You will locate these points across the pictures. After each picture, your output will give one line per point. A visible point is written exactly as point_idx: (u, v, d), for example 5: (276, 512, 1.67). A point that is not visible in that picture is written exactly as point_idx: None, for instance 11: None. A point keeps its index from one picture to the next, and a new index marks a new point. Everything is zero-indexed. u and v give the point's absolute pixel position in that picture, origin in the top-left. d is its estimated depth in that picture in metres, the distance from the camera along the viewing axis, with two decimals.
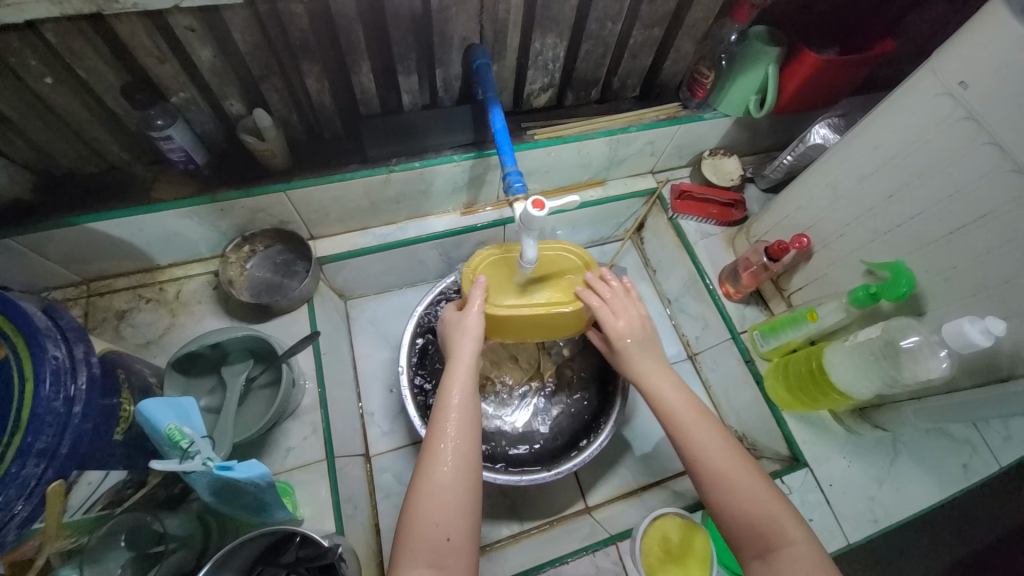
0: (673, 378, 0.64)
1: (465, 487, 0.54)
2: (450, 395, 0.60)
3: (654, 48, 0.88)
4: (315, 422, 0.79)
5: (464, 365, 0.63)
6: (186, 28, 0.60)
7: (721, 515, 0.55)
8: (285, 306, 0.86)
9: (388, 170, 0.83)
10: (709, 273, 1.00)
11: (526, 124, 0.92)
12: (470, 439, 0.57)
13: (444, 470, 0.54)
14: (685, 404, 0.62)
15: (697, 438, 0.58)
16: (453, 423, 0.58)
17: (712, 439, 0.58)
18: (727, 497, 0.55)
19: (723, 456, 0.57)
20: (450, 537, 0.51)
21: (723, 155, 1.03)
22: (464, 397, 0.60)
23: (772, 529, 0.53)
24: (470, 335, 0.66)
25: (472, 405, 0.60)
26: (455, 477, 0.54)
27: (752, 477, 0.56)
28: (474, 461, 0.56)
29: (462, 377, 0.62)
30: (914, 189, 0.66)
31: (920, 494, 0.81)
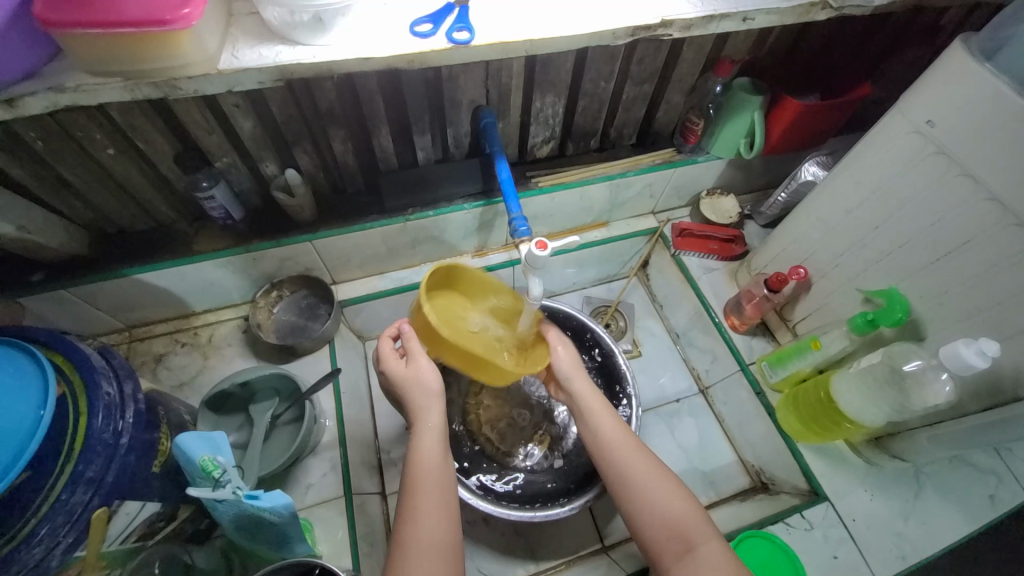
0: (592, 391, 0.73)
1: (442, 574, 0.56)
2: (420, 469, 0.62)
3: (646, 101, 0.96)
4: (334, 459, 0.82)
5: (431, 434, 0.65)
6: (232, 104, 0.70)
7: (638, 521, 0.63)
8: (308, 347, 0.92)
9: (404, 219, 0.91)
10: (714, 306, 1.03)
11: (530, 172, 1.00)
12: (440, 510, 0.60)
13: (424, 558, 0.56)
14: (608, 429, 0.69)
15: (616, 453, 0.67)
16: (426, 502, 0.60)
17: (625, 451, 0.67)
18: (647, 501, 0.63)
19: (638, 467, 0.65)
20: None
21: (720, 194, 1.09)
22: (433, 467, 0.63)
23: (678, 529, 0.60)
24: (430, 403, 0.66)
25: (440, 478, 0.62)
26: (433, 565, 0.56)
27: (661, 486, 0.63)
28: (449, 541, 0.58)
29: (430, 449, 0.64)
30: (899, 219, 0.70)
31: (950, 528, 0.78)
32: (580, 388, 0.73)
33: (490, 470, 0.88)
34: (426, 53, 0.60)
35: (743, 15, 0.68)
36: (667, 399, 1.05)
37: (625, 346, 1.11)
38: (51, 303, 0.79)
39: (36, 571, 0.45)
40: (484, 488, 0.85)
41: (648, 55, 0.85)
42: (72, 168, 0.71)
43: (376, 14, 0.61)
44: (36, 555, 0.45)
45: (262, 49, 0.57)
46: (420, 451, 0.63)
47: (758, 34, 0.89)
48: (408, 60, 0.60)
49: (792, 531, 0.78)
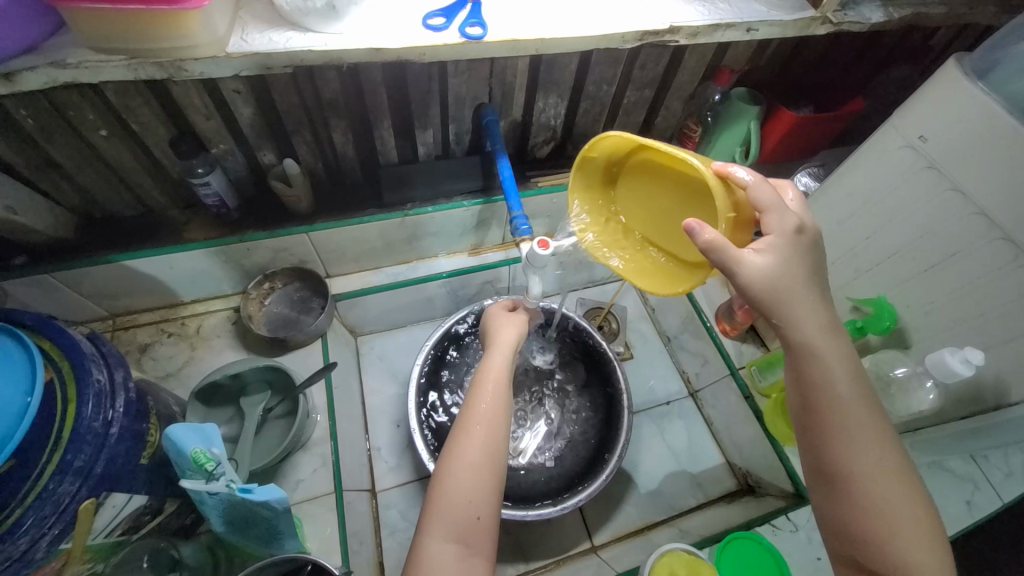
0: (842, 347, 0.49)
1: (485, 473, 0.55)
2: (487, 377, 0.63)
3: (645, 107, 0.98)
4: (325, 455, 0.81)
5: (503, 355, 0.66)
6: (233, 90, 0.69)
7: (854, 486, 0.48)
8: (300, 340, 0.90)
9: (403, 214, 0.90)
10: (706, 311, 1.05)
11: (530, 172, 1.00)
12: (502, 412, 0.60)
13: (476, 446, 0.56)
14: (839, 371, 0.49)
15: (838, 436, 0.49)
16: (492, 404, 0.60)
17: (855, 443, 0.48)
18: (864, 494, 0.48)
19: (864, 457, 0.48)
20: (480, 514, 0.53)
21: None
22: (500, 372, 0.63)
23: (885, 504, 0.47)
24: (507, 333, 0.69)
25: (506, 390, 0.62)
26: (488, 458, 0.56)
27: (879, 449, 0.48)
28: (503, 445, 0.58)
29: (499, 364, 0.64)
30: (890, 231, 0.72)
31: None
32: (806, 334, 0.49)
33: None
34: (437, 48, 0.60)
35: (746, 26, 0.69)
36: (657, 401, 1.07)
37: (617, 348, 1.12)
38: (33, 287, 0.76)
39: (20, 563, 0.44)
40: None
41: (650, 61, 0.86)
42: (60, 148, 0.69)
43: (388, 6, 0.61)
44: (21, 545, 0.44)
45: (272, 34, 0.56)
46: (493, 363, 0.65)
47: (756, 46, 0.91)
48: (419, 53, 0.60)
49: (779, 533, 0.79)
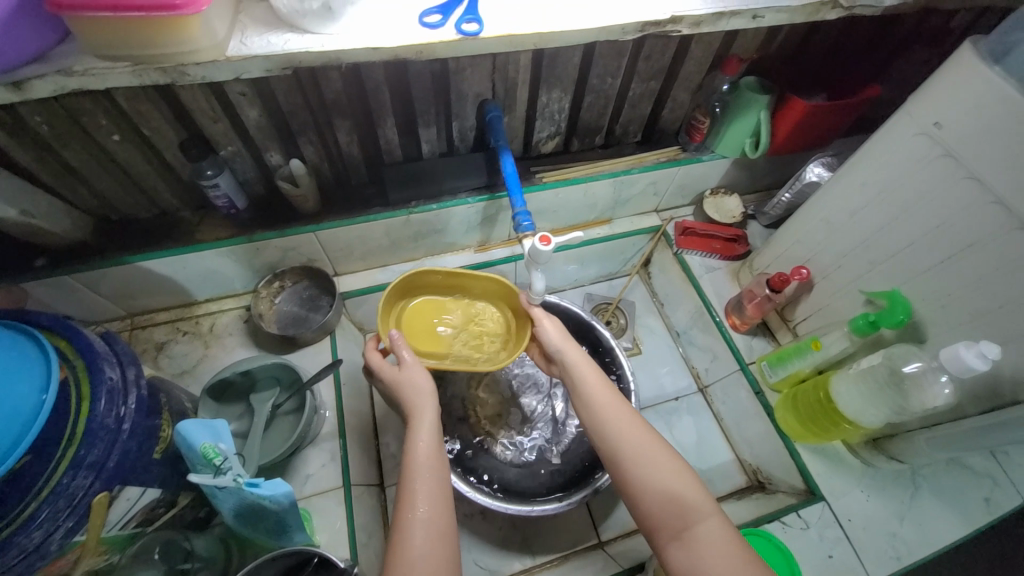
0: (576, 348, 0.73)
1: (436, 565, 0.55)
2: (413, 460, 0.62)
3: (652, 99, 0.96)
4: (334, 450, 0.82)
5: (426, 430, 0.65)
6: (238, 93, 0.70)
7: (631, 480, 0.61)
8: (309, 338, 0.91)
9: (407, 211, 0.91)
10: (715, 305, 1.03)
11: (535, 168, 1.00)
12: (439, 504, 0.60)
13: (421, 553, 0.55)
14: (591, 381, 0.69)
15: (614, 433, 0.64)
16: (423, 499, 0.59)
17: (631, 441, 0.63)
18: (643, 475, 0.60)
19: (613, 419, 0.65)
20: None
21: (725, 194, 1.10)
22: (427, 449, 0.63)
23: (650, 465, 0.60)
24: (422, 403, 0.67)
25: (438, 471, 0.62)
26: (431, 560, 0.55)
27: (623, 419, 0.65)
28: (448, 539, 0.58)
29: (425, 446, 0.64)
30: (904, 222, 0.69)
31: (944, 530, 0.79)
32: (575, 364, 0.71)
33: (487, 464, 0.89)
34: (435, 45, 0.60)
35: (752, 13, 0.68)
36: (666, 397, 1.06)
37: (625, 344, 1.11)
38: (54, 289, 0.79)
39: (37, 554, 0.46)
40: (480, 479, 0.86)
41: (656, 52, 0.85)
42: (75, 154, 0.71)
43: (387, 4, 0.61)
44: (38, 537, 0.45)
45: (271, 37, 0.57)
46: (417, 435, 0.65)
47: (766, 33, 0.89)
48: (417, 51, 0.60)
49: (788, 530, 0.79)
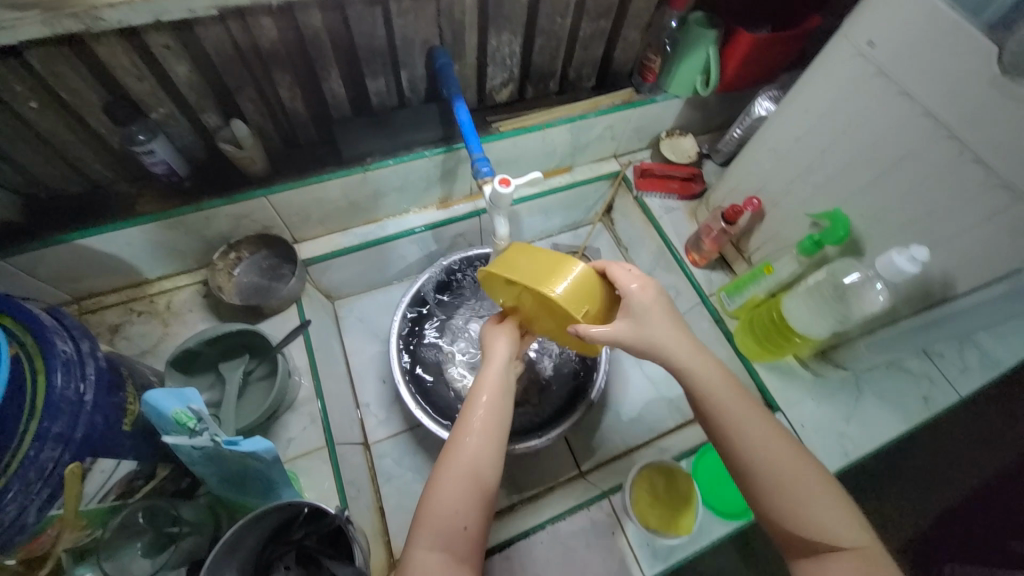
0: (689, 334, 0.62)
1: (478, 479, 0.58)
2: (480, 388, 0.66)
3: (603, 39, 0.95)
4: (314, 413, 0.83)
5: (499, 362, 0.69)
6: (163, 46, 0.65)
7: (764, 496, 0.53)
8: (274, 307, 0.89)
9: (363, 169, 0.88)
10: (675, 244, 1.07)
11: (490, 118, 0.98)
12: (493, 425, 0.62)
13: (460, 467, 0.58)
14: (717, 381, 0.59)
15: (732, 421, 0.56)
16: (482, 422, 0.62)
17: (753, 437, 0.55)
18: (790, 504, 0.52)
19: (755, 427, 0.56)
20: (467, 524, 0.55)
21: (679, 135, 1.13)
22: (493, 397, 0.64)
23: (789, 490, 0.52)
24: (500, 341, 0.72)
25: (500, 394, 0.65)
26: (472, 472, 0.58)
27: (766, 427, 0.56)
28: (492, 457, 0.60)
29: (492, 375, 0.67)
30: (842, 143, 0.73)
31: (885, 425, 0.88)
32: (697, 361, 0.60)
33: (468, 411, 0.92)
34: None
35: None
36: None
37: None
38: None
39: (13, 529, 0.45)
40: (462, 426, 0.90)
41: None
42: None
43: None
44: (11, 512, 0.44)
45: None
46: (488, 375, 0.67)
47: None
48: None
49: None
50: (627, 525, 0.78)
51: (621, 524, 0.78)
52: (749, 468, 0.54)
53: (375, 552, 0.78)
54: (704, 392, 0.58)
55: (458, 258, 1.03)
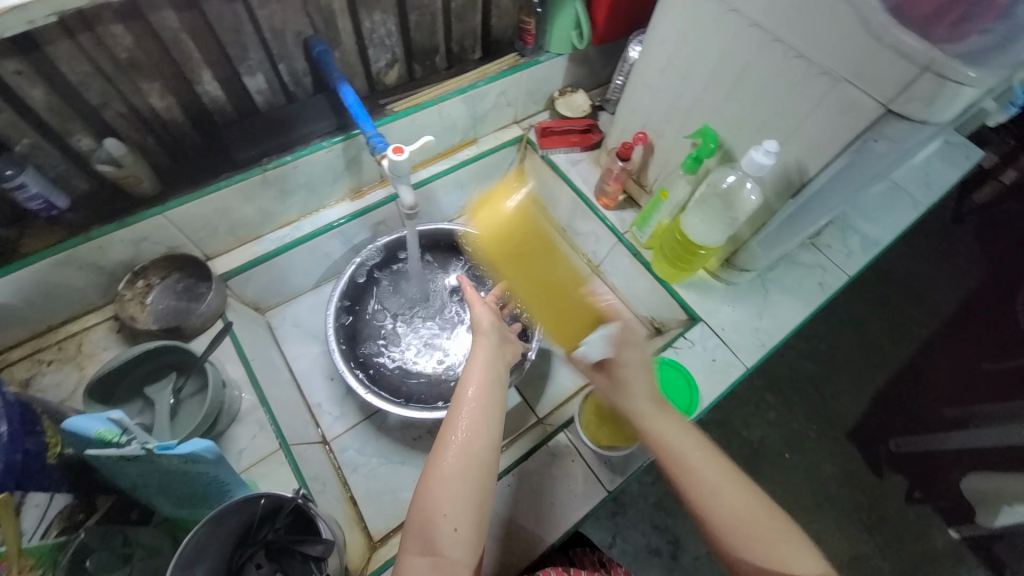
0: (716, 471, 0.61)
1: (471, 472, 0.59)
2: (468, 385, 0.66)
3: (476, 9, 1.00)
4: (260, 419, 0.82)
5: (482, 357, 0.70)
6: (12, 72, 0.62)
7: (717, 523, 0.58)
8: (197, 325, 0.86)
9: (262, 169, 0.87)
10: (586, 192, 1.14)
11: (383, 100, 0.99)
12: (481, 416, 0.63)
13: (452, 457, 0.59)
14: (714, 484, 0.59)
15: (688, 448, 0.62)
16: (473, 418, 0.63)
17: (723, 494, 0.58)
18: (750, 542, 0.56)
19: (717, 474, 0.60)
20: (457, 525, 0.56)
21: (572, 91, 1.20)
22: (481, 391, 0.65)
23: (749, 531, 0.56)
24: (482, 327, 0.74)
25: (489, 386, 0.66)
26: (462, 466, 0.59)
27: (731, 478, 0.60)
28: (483, 448, 0.61)
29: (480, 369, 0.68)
30: (696, 66, 0.81)
31: (791, 313, 1.01)
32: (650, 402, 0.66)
33: (420, 386, 0.94)
34: None
35: None
36: None
37: None
38: None
39: None
40: (416, 400, 0.92)
41: None
42: None
43: None
44: None
45: None
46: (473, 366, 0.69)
47: None
48: None
49: (680, 351, 0.96)
50: (585, 450, 0.84)
51: (580, 452, 0.84)
52: (708, 508, 0.58)
53: (352, 536, 0.79)
54: (670, 450, 0.62)
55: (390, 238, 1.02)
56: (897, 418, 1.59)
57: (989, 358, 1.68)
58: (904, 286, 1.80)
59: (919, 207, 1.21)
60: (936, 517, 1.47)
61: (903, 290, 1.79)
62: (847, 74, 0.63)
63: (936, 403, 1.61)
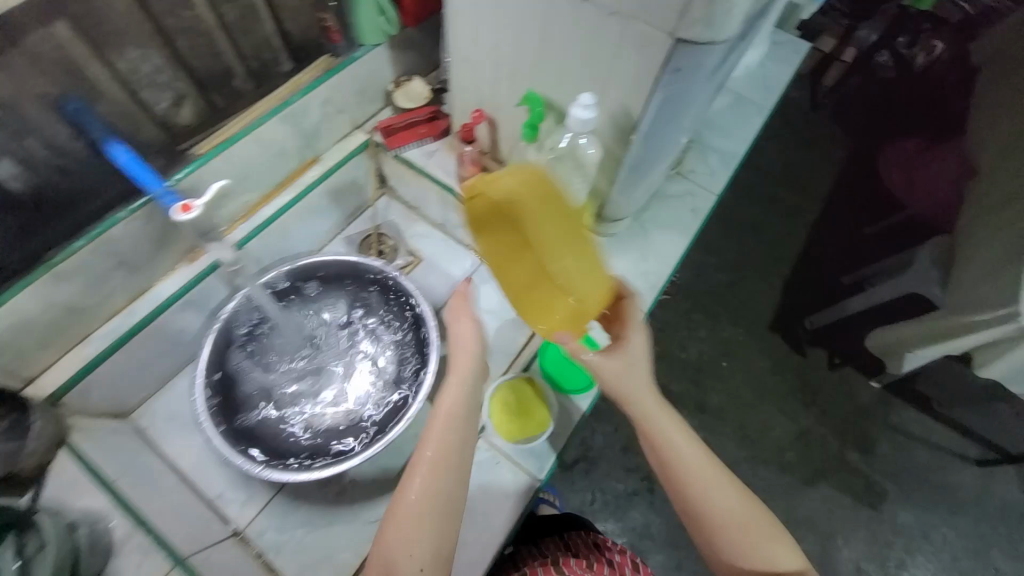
0: (702, 461, 0.66)
1: (434, 507, 0.58)
2: (439, 415, 0.64)
3: (260, 17, 0.88)
4: (144, 542, 0.71)
5: (458, 381, 0.67)
6: None
7: (704, 517, 0.65)
8: (29, 466, 0.73)
9: (47, 266, 0.74)
10: (451, 182, 1.07)
11: (183, 146, 0.87)
12: (445, 451, 0.61)
13: (416, 493, 0.58)
14: (707, 474, 0.65)
15: (684, 453, 0.66)
16: (437, 448, 0.61)
17: (717, 488, 0.65)
18: (731, 536, 0.63)
19: (710, 472, 0.66)
20: (422, 564, 0.55)
21: (407, 80, 1.12)
22: (449, 421, 0.64)
23: (732, 521, 0.64)
24: (467, 346, 0.70)
25: (467, 415, 0.65)
26: (427, 499, 0.58)
27: (721, 475, 0.66)
28: (449, 482, 0.59)
29: (453, 394, 0.66)
30: (502, 28, 0.76)
31: (672, 248, 1.03)
32: (647, 409, 0.69)
33: (324, 440, 0.87)
34: None
35: None
36: None
37: (404, 260, 1.14)
38: None
39: None
40: (322, 456, 0.85)
41: None
42: None
43: None
44: None
45: None
46: (444, 400, 0.66)
47: None
48: None
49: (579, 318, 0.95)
50: (506, 447, 0.83)
51: (500, 452, 0.83)
52: (697, 503, 0.65)
53: None
54: (661, 442, 0.67)
55: (237, 302, 0.90)
56: (806, 300, 1.71)
57: (868, 222, 1.81)
58: (784, 179, 1.91)
59: (765, 111, 1.27)
60: (854, 373, 1.63)
61: (782, 185, 1.91)
62: (632, 12, 0.60)
63: (834, 275, 1.75)
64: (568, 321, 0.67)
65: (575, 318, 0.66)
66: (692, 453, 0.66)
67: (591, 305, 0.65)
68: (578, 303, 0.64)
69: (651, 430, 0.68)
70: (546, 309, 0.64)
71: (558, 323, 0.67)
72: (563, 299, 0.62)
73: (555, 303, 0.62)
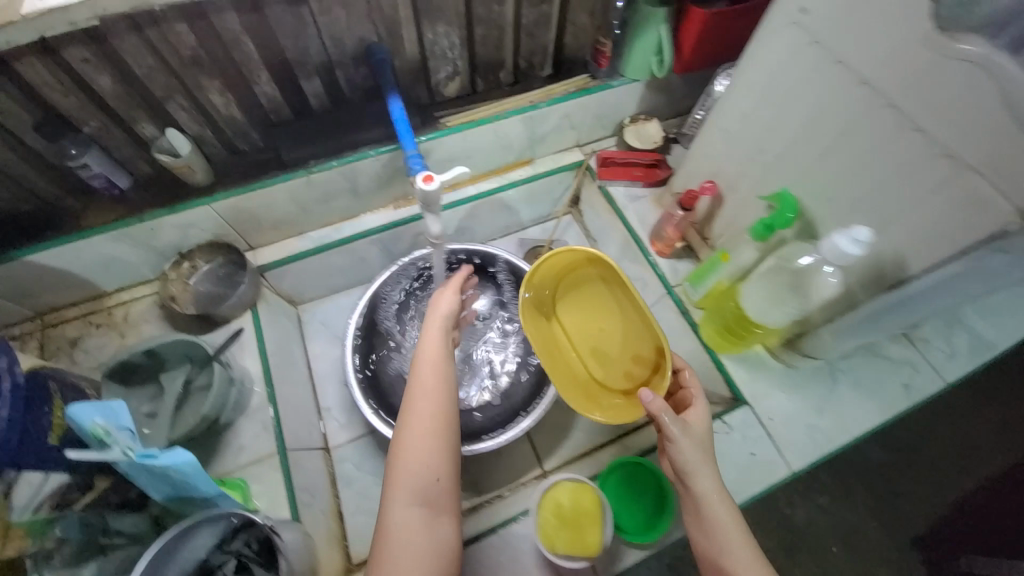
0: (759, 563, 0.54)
1: (409, 509, 0.55)
2: (409, 392, 0.61)
3: (550, 25, 0.91)
4: (266, 419, 0.82)
5: (427, 355, 0.64)
6: (81, 60, 0.65)
7: None
8: (226, 315, 0.89)
9: (306, 172, 0.86)
10: (640, 234, 1.03)
11: (438, 114, 0.95)
12: (426, 434, 0.58)
13: (396, 499, 0.56)
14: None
15: (735, 555, 0.55)
16: (405, 439, 0.58)
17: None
18: None
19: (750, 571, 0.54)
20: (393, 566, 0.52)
21: (644, 120, 1.08)
22: (421, 398, 0.60)
23: None
24: (437, 327, 0.67)
25: (439, 385, 0.61)
26: (404, 500, 0.56)
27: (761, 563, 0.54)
28: (419, 466, 0.57)
29: (427, 363, 0.63)
30: None
31: (861, 416, 0.85)
32: (705, 486, 0.57)
33: None
34: None
35: None
36: None
37: None
38: None
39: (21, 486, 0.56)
40: None
41: None
42: None
43: None
44: None
45: None
46: (426, 361, 0.63)
47: None
48: None
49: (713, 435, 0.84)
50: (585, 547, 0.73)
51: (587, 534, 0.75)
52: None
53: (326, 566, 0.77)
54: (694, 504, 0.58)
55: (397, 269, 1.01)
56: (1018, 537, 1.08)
57: None
58: None
59: None
60: None
61: None
62: (976, 162, 0.51)
63: None
64: (645, 364, 0.72)
65: (637, 360, 0.74)
66: (733, 552, 0.54)
67: (637, 344, 0.73)
68: (637, 340, 0.73)
69: (694, 504, 0.58)
70: (629, 351, 0.75)
71: (643, 347, 0.73)
72: (621, 321, 0.76)
73: (612, 328, 0.77)
